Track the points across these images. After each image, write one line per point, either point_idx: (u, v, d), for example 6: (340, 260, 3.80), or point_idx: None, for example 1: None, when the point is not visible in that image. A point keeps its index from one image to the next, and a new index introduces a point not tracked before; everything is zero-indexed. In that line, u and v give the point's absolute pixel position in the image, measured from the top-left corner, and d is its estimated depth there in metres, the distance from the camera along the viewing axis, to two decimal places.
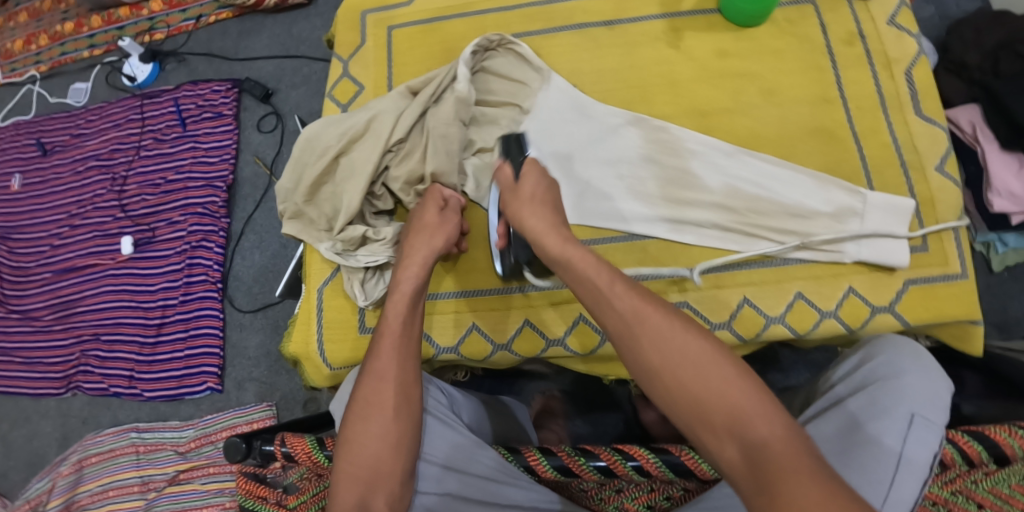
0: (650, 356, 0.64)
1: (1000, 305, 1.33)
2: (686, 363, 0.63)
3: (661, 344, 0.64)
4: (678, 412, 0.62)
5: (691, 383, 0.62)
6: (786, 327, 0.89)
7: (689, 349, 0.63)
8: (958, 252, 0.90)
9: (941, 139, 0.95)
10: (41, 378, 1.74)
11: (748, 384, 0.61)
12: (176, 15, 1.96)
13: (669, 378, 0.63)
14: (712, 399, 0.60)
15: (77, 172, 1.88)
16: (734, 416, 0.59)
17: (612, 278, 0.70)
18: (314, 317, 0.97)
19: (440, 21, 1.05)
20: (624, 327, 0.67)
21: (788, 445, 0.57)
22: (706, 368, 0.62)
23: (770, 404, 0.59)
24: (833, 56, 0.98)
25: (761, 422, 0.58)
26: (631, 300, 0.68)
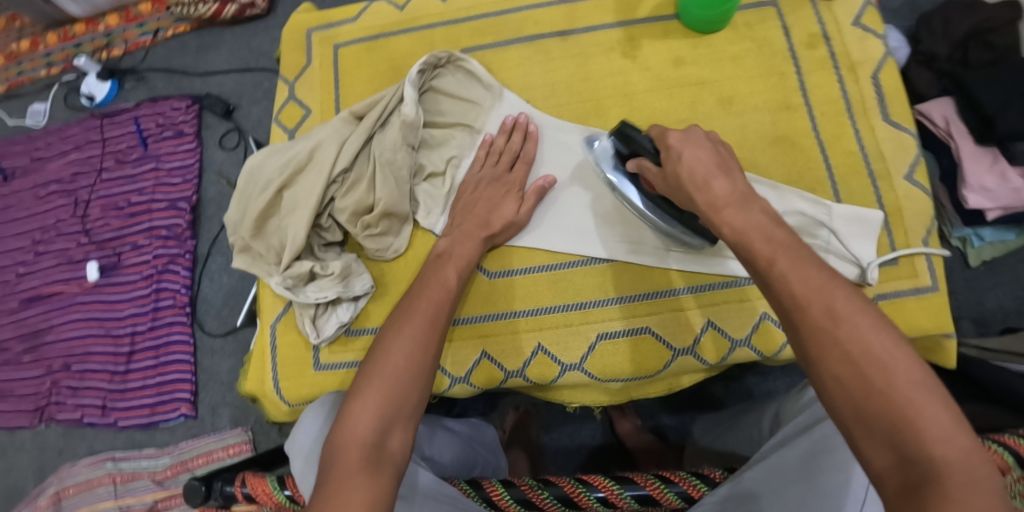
0: (825, 346, 0.60)
1: (976, 300, 1.32)
2: (869, 360, 0.58)
3: (851, 335, 0.59)
4: (840, 403, 0.59)
5: (868, 382, 0.58)
6: (751, 350, 0.85)
7: (873, 345, 0.59)
8: (930, 265, 0.88)
9: (908, 145, 0.91)
10: (12, 412, 1.69)
11: (935, 398, 0.56)
12: (133, 29, 1.89)
13: (852, 383, 0.58)
14: (890, 408, 0.56)
15: (38, 197, 1.81)
16: (901, 423, 0.56)
17: (798, 254, 0.64)
18: (269, 356, 0.93)
19: (386, 37, 1.03)
20: (804, 307, 0.62)
21: (960, 471, 0.54)
22: (893, 368, 0.58)
23: (950, 423, 0.55)
24: (795, 60, 0.94)
25: (931, 440, 0.55)
26: (812, 283, 0.62)
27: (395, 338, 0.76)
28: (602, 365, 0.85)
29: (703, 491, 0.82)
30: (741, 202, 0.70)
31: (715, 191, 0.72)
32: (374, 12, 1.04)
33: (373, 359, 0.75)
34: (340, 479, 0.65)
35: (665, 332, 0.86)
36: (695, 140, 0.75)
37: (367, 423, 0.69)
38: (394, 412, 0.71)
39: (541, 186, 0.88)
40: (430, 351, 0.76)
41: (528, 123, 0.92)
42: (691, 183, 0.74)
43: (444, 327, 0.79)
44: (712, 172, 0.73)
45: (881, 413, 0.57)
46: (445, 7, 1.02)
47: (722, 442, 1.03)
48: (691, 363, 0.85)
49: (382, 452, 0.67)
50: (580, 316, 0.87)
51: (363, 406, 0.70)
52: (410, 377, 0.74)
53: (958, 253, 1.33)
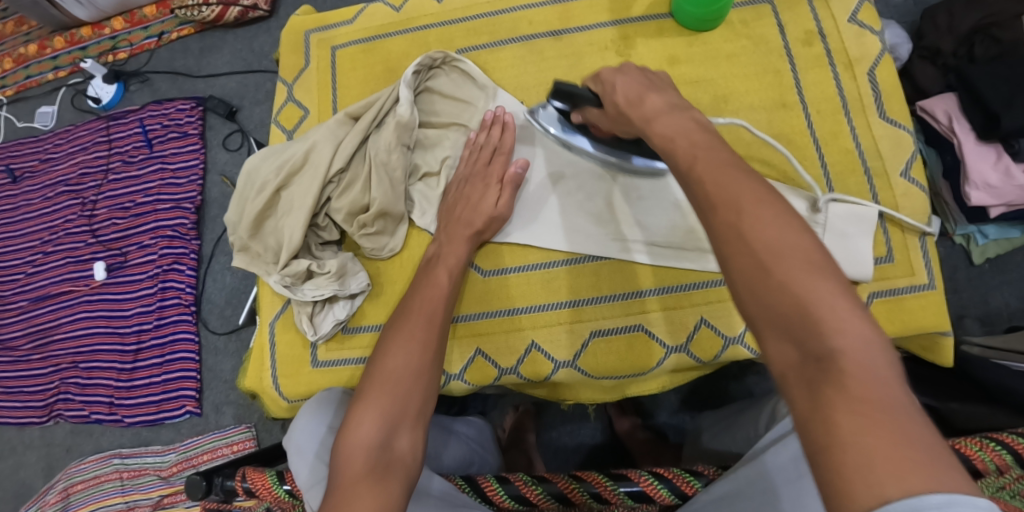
0: (728, 242, 0.59)
1: (981, 298, 1.31)
2: (771, 250, 0.56)
3: (755, 227, 0.58)
4: (745, 298, 0.57)
5: (766, 272, 0.56)
6: (745, 348, 0.85)
7: (775, 237, 0.57)
8: (925, 260, 0.88)
9: (906, 143, 0.91)
10: (22, 408, 1.72)
11: (839, 295, 0.54)
12: (138, 32, 1.91)
13: (755, 267, 0.57)
14: (791, 293, 0.55)
15: (47, 198, 1.84)
16: (801, 312, 0.54)
17: (711, 157, 0.63)
18: (267, 353, 0.95)
19: (381, 39, 1.04)
20: (716, 205, 0.61)
21: (863, 364, 0.51)
22: (795, 257, 0.56)
23: (855, 314, 0.53)
24: (790, 58, 0.94)
25: (832, 330, 0.52)
26: (722, 181, 0.62)
27: (393, 342, 0.77)
28: (594, 362, 0.86)
29: (695, 487, 0.83)
30: (669, 113, 0.71)
31: (648, 107, 0.73)
32: (371, 13, 1.06)
33: (373, 364, 0.76)
34: (346, 483, 0.64)
35: (658, 330, 0.86)
36: (627, 72, 0.78)
37: (371, 425, 0.69)
38: (398, 413, 0.71)
39: (517, 172, 0.89)
40: (428, 351, 0.77)
41: (506, 116, 0.92)
42: (626, 107, 0.76)
43: (441, 330, 0.80)
44: (643, 94, 0.75)
45: (781, 304, 0.55)
46: (440, 7, 1.03)
47: (720, 442, 1.02)
48: (683, 361, 0.86)
49: (390, 454, 0.67)
50: (573, 314, 0.88)
51: (368, 408, 0.71)
52: (410, 377, 0.74)
53: (962, 249, 1.33)
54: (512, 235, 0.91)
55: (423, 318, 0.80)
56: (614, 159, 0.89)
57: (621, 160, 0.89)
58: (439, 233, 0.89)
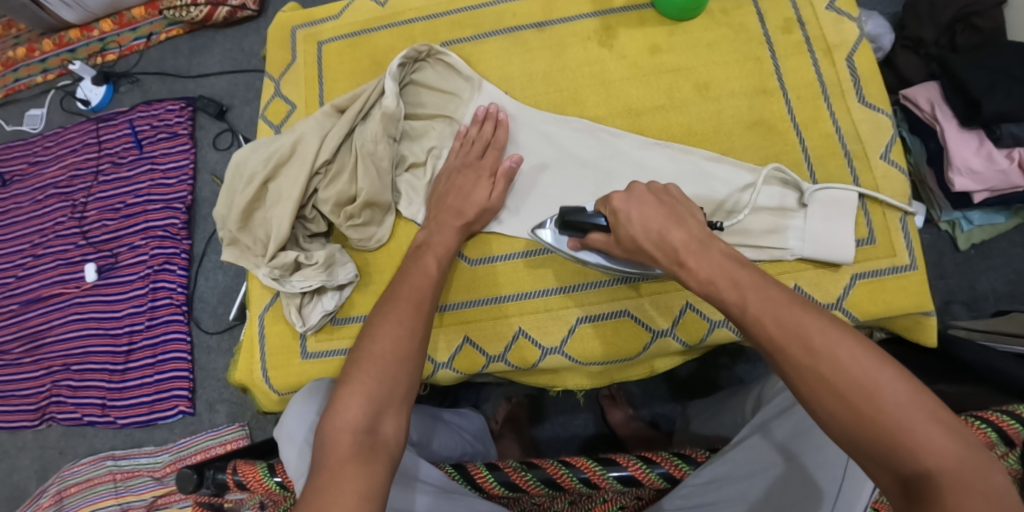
0: (803, 376, 0.60)
1: (967, 283, 1.32)
2: (851, 386, 0.58)
3: (828, 362, 0.59)
4: (832, 431, 0.59)
5: (856, 409, 0.57)
6: (731, 331, 0.86)
7: (851, 365, 0.58)
8: (906, 242, 0.89)
9: (885, 127, 0.92)
10: (15, 412, 1.71)
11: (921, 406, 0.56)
12: (127, 34, 1.91)
13: (832, 403, 0.58)
14: (875, 422, 0.56)
15: (37, 201, 1.83)
16: (897, 440, 0.55)
17: (768, 287, 0.64)
18: (257, 345, 0.95)
19: (367, 33, 1.05)
20: (780, 344, 0.61)
21: (956, 476, 0.53)
22: (875, 387, 0.57)
23: (941, 429, 0.55)
24: (771, 45, 0.95)
25: (926, 452, 0.54)
26: (781, 314, 0.62)
27: (382, 324, 0.76)
28: (582, 347, 0.87)
29: (683, 471, 0.81)
30: (701, 247, 0.69)
31: (675, 242, 0.70)
32: (356, 8, 1.07)
33: (360, 345, 0.75)
34: (332, 467, 0.64)
35: (643, 315, 0.87)
36: (644, 196, 0.74)
37: (357, 409, 0.69)
38: (385, 397, 0.71)
39: (511, 167, 0.90)
40: (416, 336, 0.76)
41: (498, 112, 0.93)
42: (648, 241, 0.73)
43: (429, 314, 0.79)
44: (664, 226, 0.72)
45: (869, 431, 0.56)
46: (424, 1, 1.04)
47: (708, 427, 1.03)
48: (670, 345, 0.87)
49: (376, 439, 0.67)
50: (560, 300, 0.89)
51: (353, 393, 0.70)
52: (398, 362, 0.73)
53: (948, 236, 1.35)
54: (499, 224, 0.91)
55: (412, 304, 0.79)
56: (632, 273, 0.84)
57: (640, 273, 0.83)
58: (429, 222, 0.88)
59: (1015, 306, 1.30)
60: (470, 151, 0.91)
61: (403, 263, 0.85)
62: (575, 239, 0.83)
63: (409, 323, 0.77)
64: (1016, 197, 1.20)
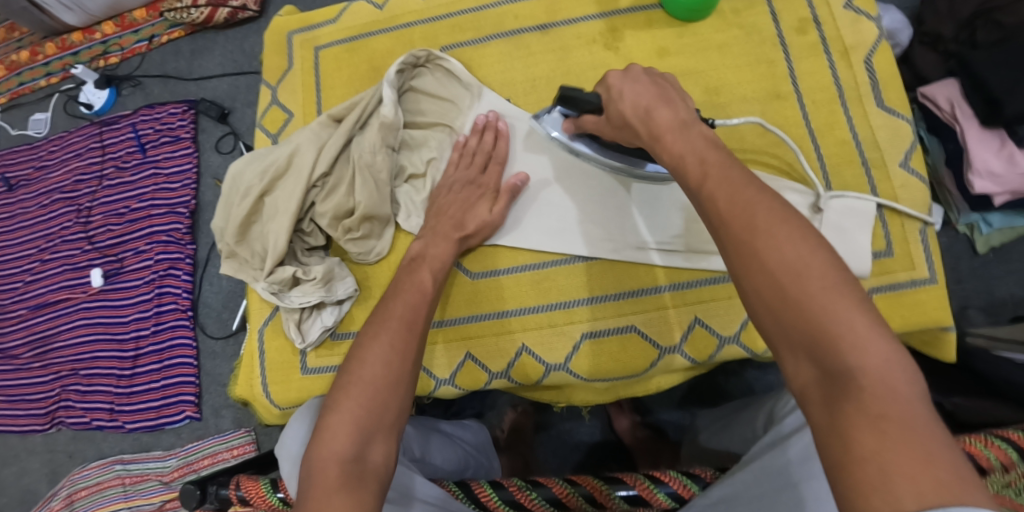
0: (741, 259, 0.57)
1: (986, 288, 1.29)
2: (788, 273, 0.54)
3: (765, 250, 0.56)
4: (763, 318, 0.55)
5: (785, 293, 0.54)
6: (741, 348, 0.83)
7: (793, 257, 0.54)
8: (926, 254, 0.85)
9: (905, 132, 0.88)
10: (24, 416, 1.72)
11: (855, 298, 0.52)
12: (129, 36, 1.89)
13: (763, 280, 0.55)
14: (806, 306, 0.53)
15: (42, 205, 1.83)
16: (825, 336, 0.52)
17: (726, 174, 0.61)
18: (257, 360, 0.93)
19: (366, 37, 1.02)
20: (727, 227, 0.58)
21: (880, 377, 0.50)
22: (808, 278, 0.53)
23: (871, 327, 0.51)
24: (784, 47, 0.92)
25: (851, 345, 0.51)
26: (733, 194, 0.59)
27: (370, 346, 0.74)
28: (586, 364, 0.85)
29: (693, 490, 0.81)
30: (681, 127, 0.68)
31: (657, 120, 0.69)
32: (354, 12, 1.04)
33: (348, 369, 0.73)
34: (318, 495, 0.62)
35: (651, 330, 0.84)
36: (628, 83, 0.73)
37: (345, 437, 0.67)
38: (373, 423, 0.69)
39: (516, 184, 0.88)
40: (407, 358, 0.74)
41: (498, 122, 0.91)
42: (635, 118, 0.72)
43: (422, 334, 0.77)
44: (653, 104, 0.71)
45: (797, 323, 0.53)
46: (425, 4, 1.01)
47: (717, 441, 0.99)
48: (679, 362, 0.84)
49: (364, 467, 0.65)
50: (564, 315, 0.86)
51: (342, 421, 0.68)
52: (388, 386, 0.72)
53: (966, 239, 1.31)
54: (502, 236, 0.89)
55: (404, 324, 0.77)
56: (621, 164, 0.86)
57: (628, 164, 0.86)
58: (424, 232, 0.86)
59: None
60: (472, 165, 0.89)
61: (393, 278, 0.84)
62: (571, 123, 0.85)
63: (398, 339, 0.75)
64: None
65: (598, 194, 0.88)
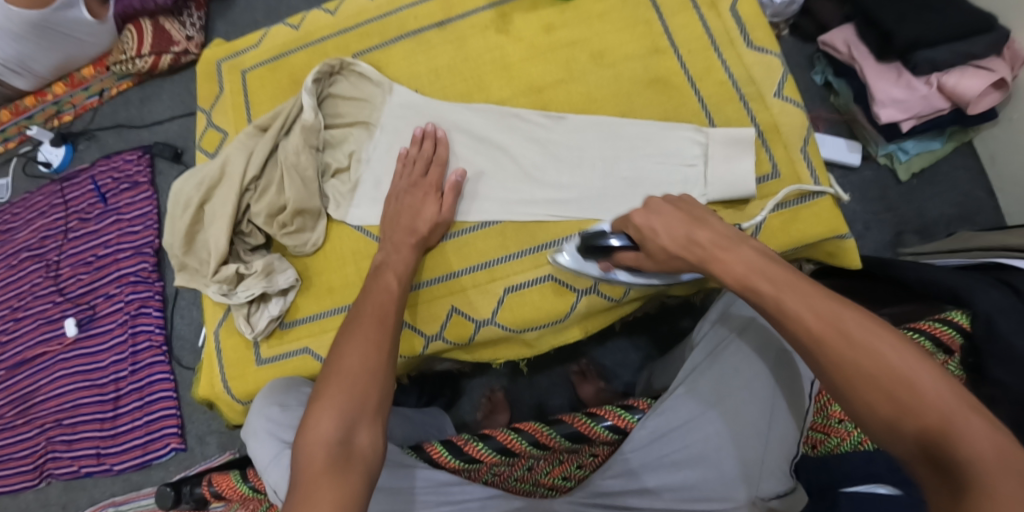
0: (833, 350, 0.60)
1: (916, 211, 1.35)
2: (899, 395, 0.57)
3: (866, 350, 0.59)
4: (871, 419, 0.58)
5: (894, 398, 0.57)
6: (652, 281, 0.92)
7: (909, 392, 0.57)
8: (811, 171, 0.94)
9: (776, 65, 0.98)
10: (14, 474, 1.74)
11: (961, 397, 0.56)
12: (80, 94, 1.96)
13: (854, 379, 0.59)
14: (914, 405, 0.56)
15: (12, 266, 1.89)
16: (938, 429, 0.54)
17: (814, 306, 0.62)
18: (216, 360, 1.00)
19: (284, 55, 1.11)
20: (831, 371, 0.61)
21: (1000, 465, 0.52)
22: (918, 376, 0.57)
23: (981, 418, 0.54)
24: (657, 7, 1.01)
25: (967, 434, 0.53)
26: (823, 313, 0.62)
27: (348, 342, 0.78)
28: (512, 316, 0.93)
29: (630, 420, 0.86)
30: (731, 244, 0.71)
31: (702, 242, 0.72)
32: (273, 34, 1.13)
33: (330, 364, 0.77)
34: (309, 478, 0.67)
35: (567, 277, 0.93)
36: (675, 224, 0.75)
37: (329, 422, 0.71)
38: (357, 409, 0.73)
39: (457, 182, 0.94)
40: (383, 349, 0.79)
41: (436, 131, 0.97)
42: (678, 248, 0.75)
43: (394, 327, 0.82)
44: (692, 229, 0.74)
45: (905, 431, 0.56)
46: (334, 18, 1.11)
47: (659, 382, 1.08)
48: (597, 301, 0.92)
49: (351, 450, 0.69)
50: (487, 275, 0.95)
51: (326, 408, 0.72)
52: (367, 374, 0.76)
53: (888, 170, 1.38)
54: (466, 210, 0.97)
55: (374, 318, 0.82)
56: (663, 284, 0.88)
57: (669, 282, 0.88)
58: (384, 246, 0.91)
59: (964, 227, 1.32)
60: (416, 160, 0.96)
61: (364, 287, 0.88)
62: (606, 260, 0.86)
63: (378, 336, 0.79)
64: (941, 120, 1.25)
65: (510, 161, 0.98)
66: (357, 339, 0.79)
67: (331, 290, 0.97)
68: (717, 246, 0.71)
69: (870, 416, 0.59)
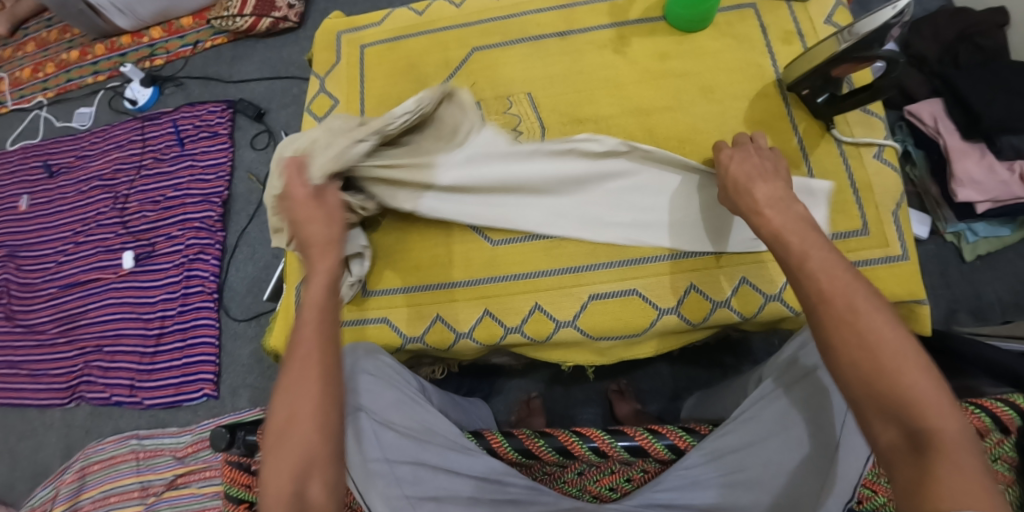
0: (822, 314, 0.73)
1: (972, 293, 1.36)
2: (892, 361, 0.68)
3: (864, 329, 0.70)
4: (843, 381, 0.70)
5: (880, 366, 0.68)
6: (731, 311, 0.95)
7: (893, 356, 0.68)
8: (899, 235, 0.97)
9: (877, 126, 1.02)
10: (46, 390, 1.79)
11: (929, 379, 0.67)
12: (174, 41, 2.06)
13: (843, 345, 0.70)
14: (890, 377, 0.67)
15: (82, 191, 1.96)
16: (904, 403, 0.66)
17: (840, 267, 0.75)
18: (293, 316, 1.05)
19: (403, 38, 1.16)
20: (825, 323, 0.72)
21: (952, 438, 0.64)
22: (900, 355, 0.68)
23: (943, 399, 0.66)
24: (772, 54, 1.06)
25: (931, 414, 0.65)
26: (841, 290, 0.73)
27: (290, 382, 0.76)
28: (592, 322, 0.96)
29: (688, 441, 0.88)
30: (782, 203, 0.85)
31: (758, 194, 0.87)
32: (396, 16, 1.18)
33: (276, 406, 0.75)
34: None
35: (651, 293, 0.96)
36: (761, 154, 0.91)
37: (284, 478, 0.71)
38: (307, 463, 0.72)
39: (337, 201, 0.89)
40: (323, 381, 0.76)
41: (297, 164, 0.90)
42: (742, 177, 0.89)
43: (337, 354, 0.78)
44: (753, 179, 0.88)
45: (887, 393, 0.67)
46: (458, 12, 1.16)
47: (708, 411, 1.11)
48: (676, 322, 0.95)
49: (305, 503, 0.70)
50: (573, 278, 0.98)
51: (278, 464, 0.72)
52: (312, 417, 0.74)
53: (953, 248, 1.40)
54: (565, 217, 1.00)
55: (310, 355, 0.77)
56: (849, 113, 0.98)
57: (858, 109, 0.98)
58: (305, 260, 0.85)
59: (1020, 316, 1.33)
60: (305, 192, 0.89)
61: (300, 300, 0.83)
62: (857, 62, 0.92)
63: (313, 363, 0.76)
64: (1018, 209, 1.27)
65: (580, 190, 1.01)
66: (298, 371, 0.76)
67: (418, 268, 1.02)
68: (767, 203, 0.85)
69: (846, 377, 0.70)
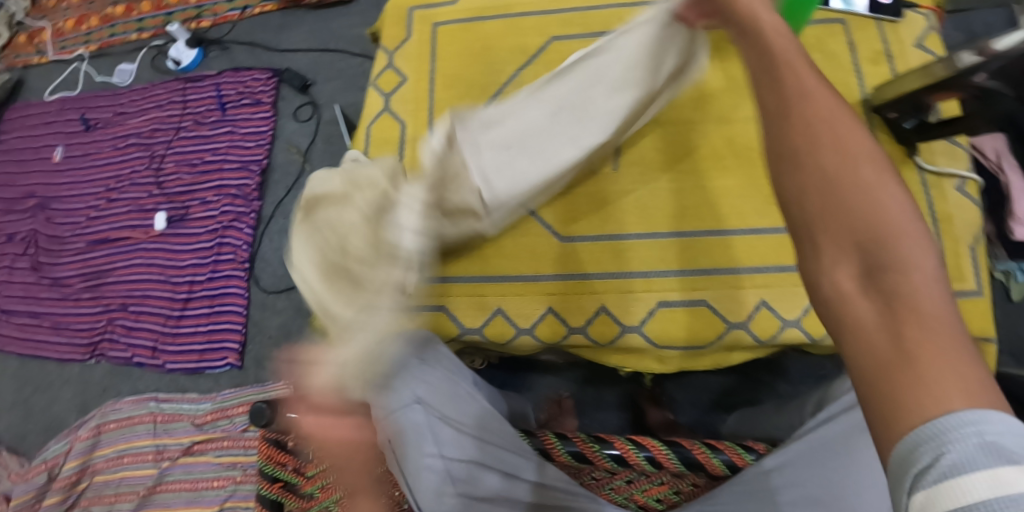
0: (794, 138, 0.55)
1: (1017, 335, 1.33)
2: (865, 192, 0.50)
3: (841, 155, 0.52)
4: (807, 220, 0.52)
5: (848, 204, 0.50)
6: (800, 331, 0.96)
7: (879, 196, 0.50)
8: (975, 269, 0.95)
9: (961, 157, 1.00)
10: (66, 344, 1.77)
11: (915, 224, 0.49)
12: (223, 5, 2.04)
13: (814, 178, 0.53)
14: (865, 217, 0.49)
15: (118, 148, 1.94)
16: (878, 247, 0.48)
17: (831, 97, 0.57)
18: None
19: (478, 20, 1.14)
20: (789, 149, 0.55)
21: (929, 301, 0.45)
22: (880, 192, 0.50)
23: (927, 252, 0.47)
24: (860, 73, 1.05)
25: (912, 265, 0.47)
26: (829, 116, 0.54)
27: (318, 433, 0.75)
28: (657, 329, 0.98)
29: (745, 459, 0.86)
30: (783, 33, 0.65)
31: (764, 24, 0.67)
32: None
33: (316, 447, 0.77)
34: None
35: (721, 307, 0.98)
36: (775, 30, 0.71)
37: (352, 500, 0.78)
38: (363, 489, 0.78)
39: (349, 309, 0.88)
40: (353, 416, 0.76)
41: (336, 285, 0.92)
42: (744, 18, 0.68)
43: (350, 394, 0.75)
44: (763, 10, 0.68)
45: (858, 235, 0.49)
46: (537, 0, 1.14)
47: (744, 424, 1.15)
48: (743, 336, 0.97)
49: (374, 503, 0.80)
50: (643, 284, 1.01)
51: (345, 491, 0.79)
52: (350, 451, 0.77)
53: (1002, 287, 1.36)
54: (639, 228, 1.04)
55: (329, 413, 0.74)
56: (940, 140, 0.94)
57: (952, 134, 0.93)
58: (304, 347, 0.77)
59: None
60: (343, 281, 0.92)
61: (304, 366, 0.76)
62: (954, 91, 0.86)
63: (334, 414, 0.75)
64: None
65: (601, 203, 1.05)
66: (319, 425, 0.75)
67: (486, 260, 1.07)
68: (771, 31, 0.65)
69: (809, 216, 0.52)
